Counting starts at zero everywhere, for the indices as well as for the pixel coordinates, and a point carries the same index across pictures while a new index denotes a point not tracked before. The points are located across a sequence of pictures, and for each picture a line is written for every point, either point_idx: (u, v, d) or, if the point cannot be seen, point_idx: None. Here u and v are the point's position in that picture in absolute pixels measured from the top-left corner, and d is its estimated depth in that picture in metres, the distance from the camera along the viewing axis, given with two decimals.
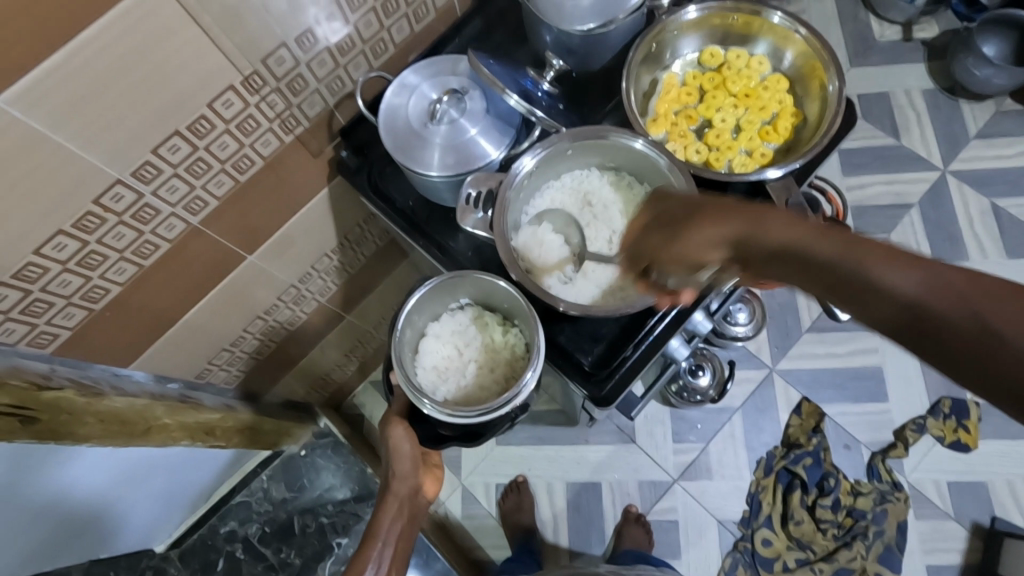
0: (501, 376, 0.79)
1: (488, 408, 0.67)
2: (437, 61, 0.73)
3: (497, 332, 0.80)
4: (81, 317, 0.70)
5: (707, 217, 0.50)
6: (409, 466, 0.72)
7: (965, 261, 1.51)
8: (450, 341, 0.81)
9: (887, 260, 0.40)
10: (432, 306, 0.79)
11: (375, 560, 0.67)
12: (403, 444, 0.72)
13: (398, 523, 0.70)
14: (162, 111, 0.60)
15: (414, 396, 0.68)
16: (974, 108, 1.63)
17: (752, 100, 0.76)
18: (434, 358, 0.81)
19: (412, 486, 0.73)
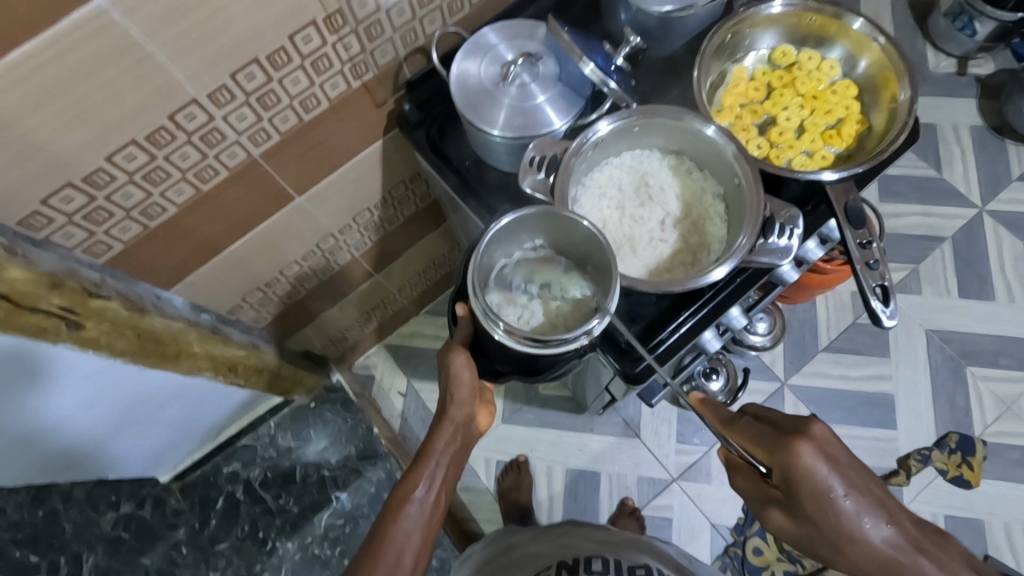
0: (572, 319, 0.69)
1: (552, 343, 0.62)
2: (514, 24, 0.73)
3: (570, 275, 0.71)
4: (136, 232, 0.71)
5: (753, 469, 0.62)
6: (467, 395, 0.69)
7: (991, 301, 1.51)
8: (521, 278, 0.71)
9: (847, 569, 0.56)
10: (510, 238, 0.69)
11: (427, 480, 0.64)
12: (463, 373, 0.68)
13: (451, 449, 0.67)
14: (248, 38, 0.61)
15: (487, 319, 0.63)
16: (1021, 150, 1.62)
17: (819, 102, 0.76)
18: (504, 294, 0.70)
19: (467, 415, 0.69)
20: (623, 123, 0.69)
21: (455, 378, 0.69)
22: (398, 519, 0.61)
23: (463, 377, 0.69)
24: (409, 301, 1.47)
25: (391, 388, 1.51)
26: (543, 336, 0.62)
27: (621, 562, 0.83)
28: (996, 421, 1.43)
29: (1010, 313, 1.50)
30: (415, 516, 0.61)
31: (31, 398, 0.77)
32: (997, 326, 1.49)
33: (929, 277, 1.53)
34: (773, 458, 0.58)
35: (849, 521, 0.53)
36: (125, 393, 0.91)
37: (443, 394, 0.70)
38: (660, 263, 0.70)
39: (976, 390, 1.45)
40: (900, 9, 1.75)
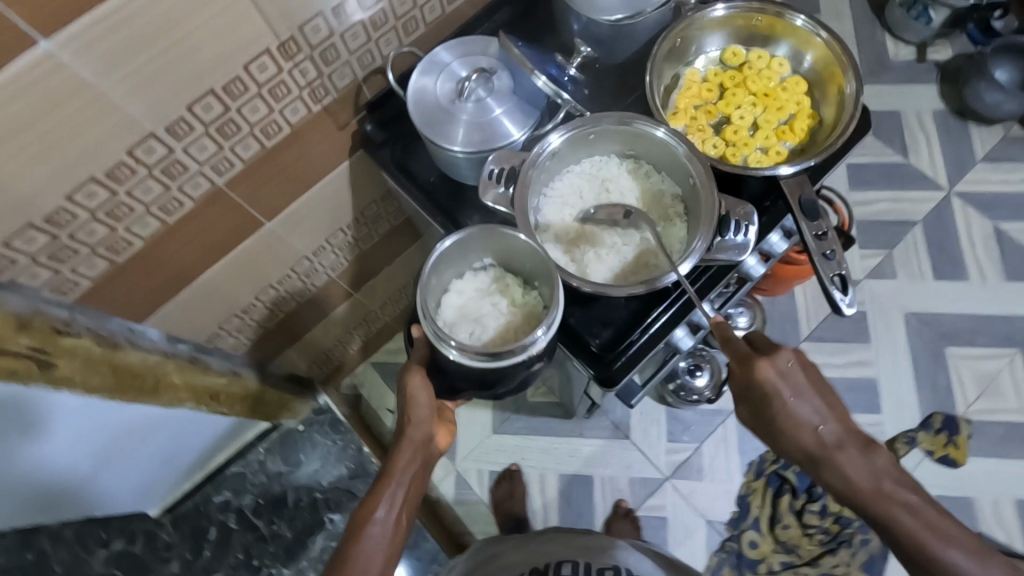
0: (521, 331, 0.76)
1: (503, 355, 0.67)
2: (467, 42, 0.74)
3: (519, 292, 0.79)
4: (103, 267, 0.72)
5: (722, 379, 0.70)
6: (424, 413, 0.72)
7: (965, 281, 1.53)
8: (472, 297, 0.79)
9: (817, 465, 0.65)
10: (457, 261, 0.78)
11: (387, 500, 0.66)
12: (420, 393, 0.72)
13: (411, 465, 0.69)
14: (201, 70, 0.62)
15: (438, 339, 0.68)
16: (983, 132, 1.66)
17: (771, 100, 0.77)
18: (457, 313, 0.79)
19: (426, 433, 0.72)
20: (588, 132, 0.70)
21: (412, 399, 0.72)
22: (359, 540, 0.62)
23: (419, 397, 0.72)
24: (392, 318, 1.47)
25: (380, 407, 1.52)
26: (493, 349, 0.67)
27: (591, 565, 0.85)
28: (978, 398, 1.45)
29: (983, 292, 1.53)
30: (377, 536, 0.63)
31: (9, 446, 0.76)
32: (973, 305, 1.52)
33: (903, 261, 1.56)
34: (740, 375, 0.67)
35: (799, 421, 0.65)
36: (104, 432, 0.90)
37: (402, 415, 0.73)
38: (626, 266, 0.71)
39: (956, 369, 1.47)
40: (857, 2, 1.79)
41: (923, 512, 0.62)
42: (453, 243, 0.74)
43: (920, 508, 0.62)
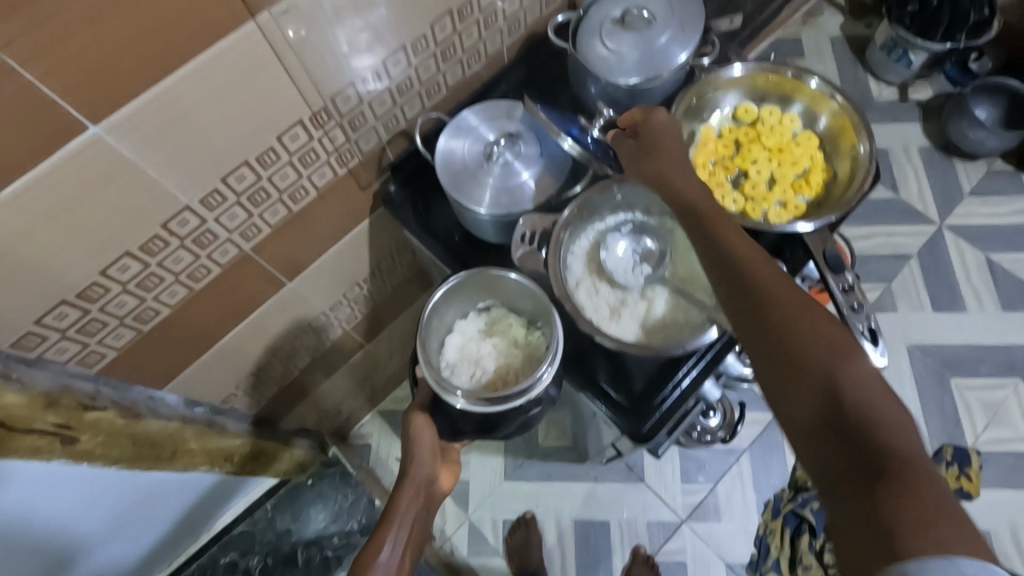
0: (522, 373, 0.75)
1: (501, 401, 0.67)
2: (492, 105, 0.77)
3: (522, 332, 0.79)
4: (129, 337, 0.70)
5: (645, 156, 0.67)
6: (427, 454, 0.73)
7: (964, 312, 1.57)
8: (474, 338, 0.79)
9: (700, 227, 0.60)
10: (459, 301, 0.79)
11: (389, 543, 0.67)
12: (423, 434, 0.73)
13: (412, 505, 0.71)
14: (238, 144, 0.63)
15: (443, 389, 0.68)
16: (969, 167, 1.72)
17: (785, 154, 0.80)
18: (459, 353, 0.78)
19: (429, 475, 0.73)
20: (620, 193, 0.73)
21: (415, 439, 0.73)
22: None
23: (423, 436, 0.74)
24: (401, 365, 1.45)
25: (390, 456, 1.49)
26: (493, 395, 0.67)
27: None
28: (986, 429, 1.46)
29: (982, 322, 1.56)
30: None
31: (11, 523, 0.71)
32: (973, 335, 1.54)
33: (902, 294, 1.59)
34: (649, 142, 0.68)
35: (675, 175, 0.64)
36: (116, 497, 0.86)
37: (405, 457, 0.74)
38: (651, 322, 0.71)
39: (963, 400, 1.49)
40: (839, 46, 1.87)
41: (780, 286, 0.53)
42: (450, 287, 0.75)
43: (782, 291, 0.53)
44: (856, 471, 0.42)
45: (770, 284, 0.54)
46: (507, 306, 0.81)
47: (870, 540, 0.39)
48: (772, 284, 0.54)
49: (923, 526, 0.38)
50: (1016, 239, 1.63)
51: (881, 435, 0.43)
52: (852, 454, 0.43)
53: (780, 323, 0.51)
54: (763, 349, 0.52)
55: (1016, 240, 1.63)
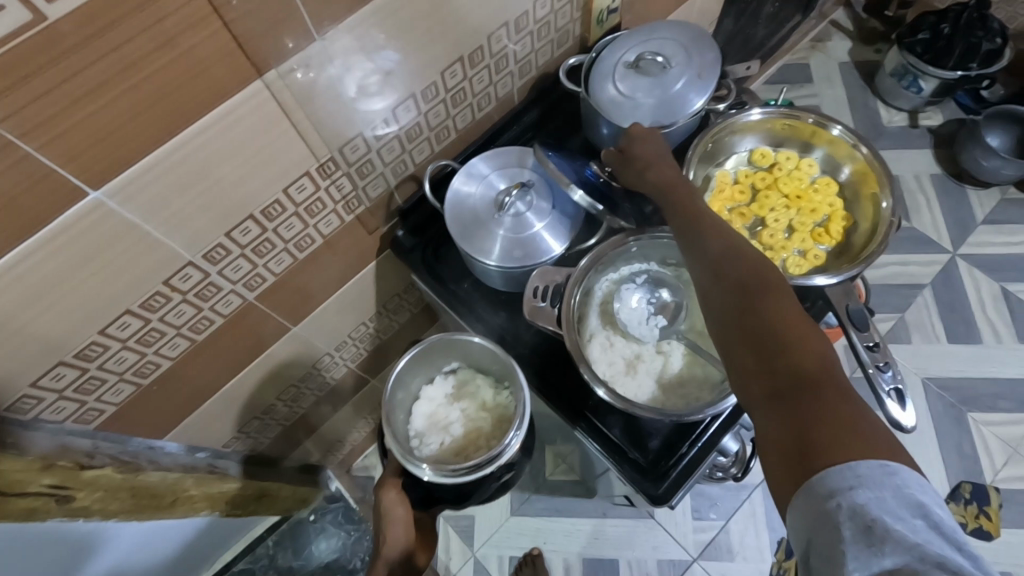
0: (490, 436, 0.80)
1: (474, 469, 0.69)
2: (504, 152, 0.75)
3: (490, 393, 0.83)
4: (128, 392, 0.68)
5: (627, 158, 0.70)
6: (400, 530, 0.74)
7: (979, 344, 1.54)
8: (442, 402, 0.83)
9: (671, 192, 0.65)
10: (425, 367, 0.83)
11: None
12: (396, 509, 0.75)
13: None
14: (243, 199, 0.61)
15: (412, 464, 0.71)
16: (982, 195, 1.69)
17: (803, 202, 0.78)
18: (427, 421, 0.82)
19: (403, 550, 0.74)
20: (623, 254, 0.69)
21: (388, 515, 0.75)
22: None
23: (395, 511, 0.75)
24: None
25: None
26: (462, 465, 0.69)
27: None
28: (1005, 466, 1.42)
29: (999, 355, 1.52)
30: None
31: None
32: (990, 368, 1.51)
33: (916, 325, 1.56)
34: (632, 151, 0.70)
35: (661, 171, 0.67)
36: (117, 548, 0.83)
37: (380, 535, 0.75)
38: (667, 380, 0.69)
39: (980, 435, 1.45)
40: (849, 71, 1.86)
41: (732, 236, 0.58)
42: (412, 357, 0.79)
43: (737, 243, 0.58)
44: (784, 391, 0.48)
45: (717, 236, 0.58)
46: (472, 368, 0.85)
47: (792, 446, 0.45)
48: (721, 237, 0.58)
49: (836, 426, 0.44)
50: None
51: (810, 361, 0.48)
52: (782, 378, 0.48)
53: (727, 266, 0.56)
54: (710, 289, 0.56)
55: None
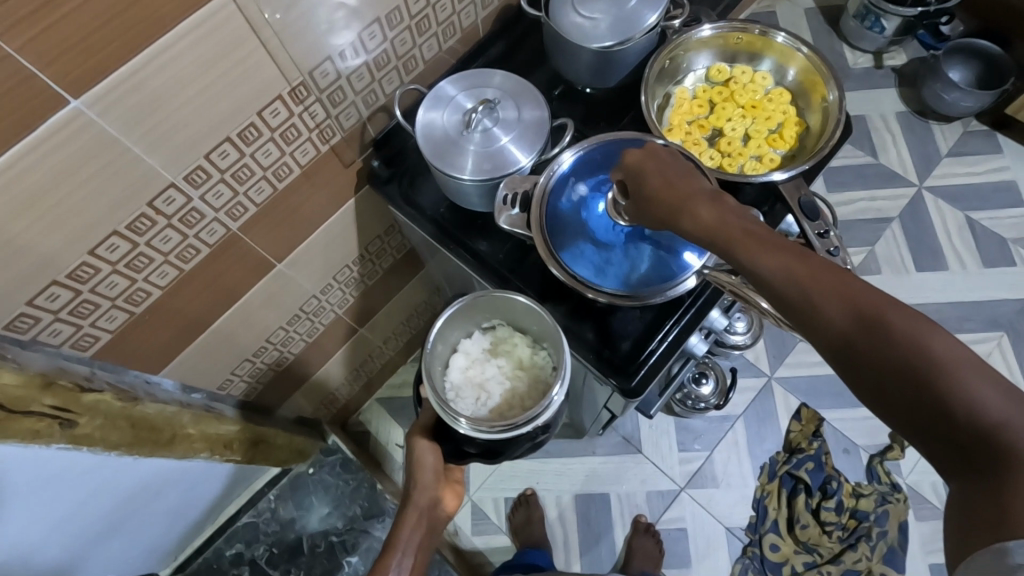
0: (526, 396, 0.84)
1: (513, 428, 0.73)
2: (470, 75, 0.78)
3: (527, 352, 0.86)
4: (121, 320, 0.72)
5: (648, 188, 0.62)
6: (429, 479, 0.79)
7: (945, 271, 1.60)
8: (477, 357, 0.87)
9: (720, 224, 0.56)
10: (465, 323, 0.86)
11: (395, 563, 0.74)
12: (426, 457, 0.79)
13: (418, 526, 0.77)
14: (219, 121, 0.64)
15: (451, 417, 0.74)
16: (945, 129, 1.74)
17: (758, 111, 0.83)
18: (463, 375, 0.86)
19: (432, 498, 0.79)
20: (592, 160, 0.76)
21: (419, 462, 0.79)
22: None
23: (426, 461, 0.79)
24: (395, 352, 1.48)
25: (389, 442, 1.51)
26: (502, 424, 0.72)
27: None
28: None
29: (964, 279, 1.59)
30: None
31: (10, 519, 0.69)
32: (956, 293, 1.57)
33: (885, 257, 1.62)
34: (641, 183, 0.63)
35: (683, 197, 0.59)
36: (121, 487, 0.86)
37: (411, 479, 0.80)
38: None
39: None
40: (814, 17, 1.89)
41: (797, 250, 0.51)
42: (452, 310, 0.81)
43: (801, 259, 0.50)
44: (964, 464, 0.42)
45: (825, 305, 0.48)
46: (509, 324, 0.87)
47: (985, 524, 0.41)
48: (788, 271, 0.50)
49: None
50: (994, 197, 1.66)
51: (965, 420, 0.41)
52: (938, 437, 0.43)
53: (854, 344, 0.46)
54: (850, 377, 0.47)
55: (994, 197, 1.66)
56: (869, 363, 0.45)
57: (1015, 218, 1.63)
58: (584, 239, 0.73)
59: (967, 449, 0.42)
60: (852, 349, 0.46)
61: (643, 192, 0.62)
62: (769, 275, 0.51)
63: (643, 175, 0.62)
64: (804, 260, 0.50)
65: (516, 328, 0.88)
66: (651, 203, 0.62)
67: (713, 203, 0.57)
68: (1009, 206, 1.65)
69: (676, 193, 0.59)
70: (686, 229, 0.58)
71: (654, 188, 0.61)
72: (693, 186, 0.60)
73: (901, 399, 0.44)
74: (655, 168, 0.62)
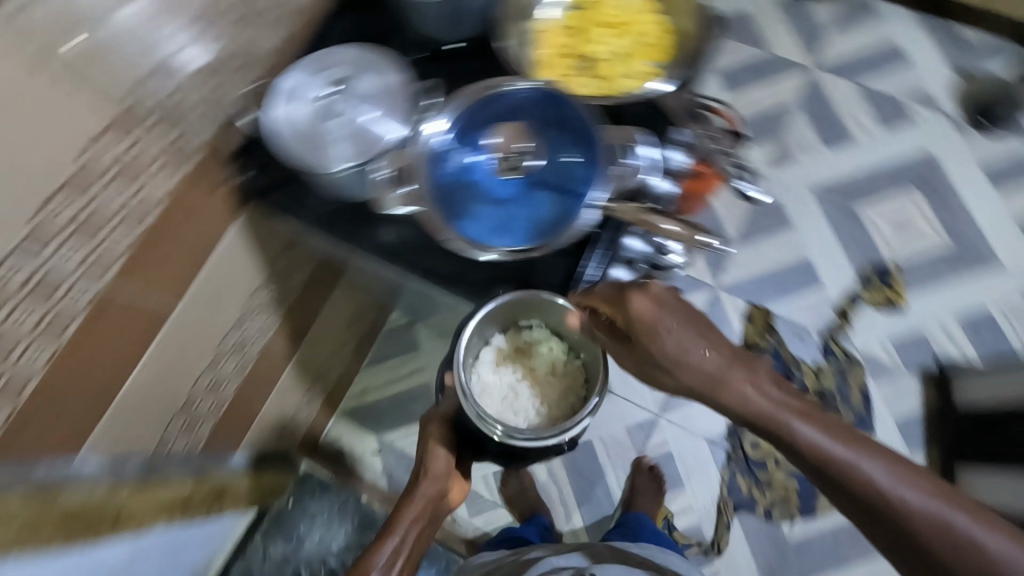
0: (557, 400, 0.92)
1: (545, 437, 0.80)
2: (309, 59, 0.73)
3: (561, 357, 0.92)
4: (5, 416, 0.62)
5: (644, 334, 0.64)
6: (439, 471, 0.94)
7: (852, 142, 1.64)
8: (508, 355, 0.93)
9: (721, 376, 0.65)
10: (502, 323, 0.89)
11: (395, 542, 0.90)
12: (439, 452, 0.93)
13: (419, 518, 0.92)
14: (42, 167, 0.57)
15: (486, 424, 0.80)
16: (820, 6, 1.77)
17: (622, 28, 0.81)
18: (493, 372, 0.93)
19: (437, 489, 0.94)
20: (463, 119, 0.72)
21: (432, 457, 0.93)
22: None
23: (438, 457, 0.93)
24: (346, 360, 1.45)
25: (364, 452, 1.50)
26: (536, 435, 0.79)
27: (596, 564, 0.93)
28: (897, 241, 1.56)
29: (870, 146, 1.64)
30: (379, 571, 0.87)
31: None
32: (866, 160, 1.63)
33: (795, 143, 1.65)
34: (621, 315, 0.66)
35: (677, 349, 0.64)
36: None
37: (423, 468, 0.95)
38: None
39: (869, 222, 1.58)
40: None
41: (773, 395, 0.65)
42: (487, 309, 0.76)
43: (774, 400, 0.65)
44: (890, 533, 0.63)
45: (801, 444, 0.64)
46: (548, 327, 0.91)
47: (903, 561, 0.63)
48: (775, 419, 0.64)
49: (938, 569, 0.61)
50: (880, 60, 1.71)
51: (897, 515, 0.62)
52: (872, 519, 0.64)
53: (822, 467, 0.64)
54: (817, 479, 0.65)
55: (880, 61, 1.71)
56: (833, 480, 0.64)
57: (902, 76, 1.69)
58: (483, 203, 0.69)
59: (894, 530, 0.62)
60: (822, 471, 0.64)
61: (641, 335, 0.65)
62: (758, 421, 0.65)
63: (637, 319, 0.65)
64: (783, 411, 0.65)
65: (552, 331, 0.91)
66: (646, 348, 0.65)
67: (706, 352, 0.65)
68: (895, 66, 1.70)
69: (676, 345, 0.64)
70: (675, 377, 0.66)
71: (649, 337, 0.64)
72: (678, 331, 0.64)
73: (856, 499, 0.63)
74: (650, 308, 0.65)
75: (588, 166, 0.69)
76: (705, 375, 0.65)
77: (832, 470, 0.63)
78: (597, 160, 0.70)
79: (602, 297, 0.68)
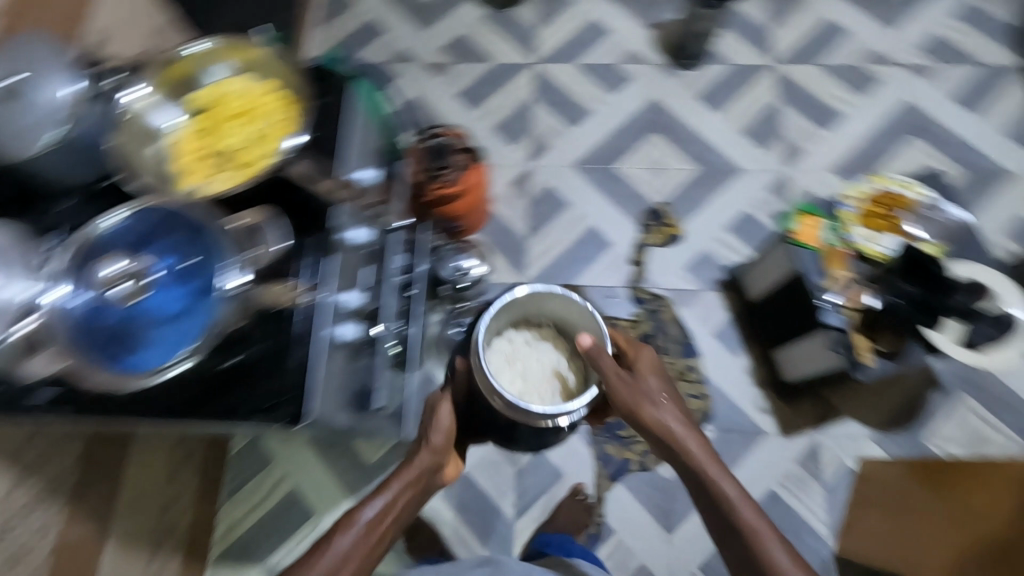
0: (552, 394, 1.16)
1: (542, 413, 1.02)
2: None
3: (564, 356, 1.20)
4: None
5: (645, 370, 1.04)
6: (442, 435, 1.01)
7: (588, 113, 1.81)
8: (522, 344, 1.21)
9: (678, 416, 0.99)
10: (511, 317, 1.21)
11: (377, 506, 0.92)
12: (445, 417, 1.01)
13: (413, 482, 0.96)
14: None
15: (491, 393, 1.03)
16: (520, 9, 1.96)
17: (238, 119, 0.91)
18: (508, 356, 1.19)
19: (435, 459, 1.00)
20: (73, 274, 0.77)
21: (437, 418, 1.01)
22: (343, 532, 0.88)
23: (442, 416, 1.02)
24: (190, 506, 1.36)
25: None
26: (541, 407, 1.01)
27: None
28: (655, 182, 1.73)
29: (604, 111, 1.82)
30: (348, 537, 0.87)
31: None
32: (606, 125, 1.80)
33: (543, 131, 1.80)
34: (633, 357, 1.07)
35: (650, 387, 1.01)
36: None
37: (426, 432, 1.01)
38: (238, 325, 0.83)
39: (629, 174, 1.74)
40: None
41: (709, 444, 0.98)
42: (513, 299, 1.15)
43: (703, 444, 0.97)
44: (732, 540, 0.92)
45: (712, 469, 0.95)
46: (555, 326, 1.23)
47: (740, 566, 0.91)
48: (701, 449, 0.96)
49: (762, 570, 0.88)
50: (585, 39, 1.91)
51: (752, 525, 0.91)
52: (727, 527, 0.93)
53: (708, 484, 0.95)
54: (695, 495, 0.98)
55: (585, 39, 1.91)
56: (713, 495, 0.94)
57: (607, 45, 1.90)
58: (139, 335, 0.77)
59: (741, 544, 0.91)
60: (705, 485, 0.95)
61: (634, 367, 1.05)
62: (687, 444, 0.96)
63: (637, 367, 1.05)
64: (708, 448, 0.97)
65: (556, 331, 1.23)
66: (639, 381, 1.01)
67: (677, 406, 1.01)
68: (598, 39, 1.91)
69: (654, 384, 1.02)
70: (647, 406, 0.99)
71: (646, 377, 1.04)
72: (658, 382, 1.03)
73: (719, 509, 0.94)
74: (649, 365, 1.05)
75: (212, 260, 0.80)
76: (665, 412, 0.99)
77: (715, 491, 0.94)
78: (219, 253, 0.81)
79: (627, 347, 1.09)
